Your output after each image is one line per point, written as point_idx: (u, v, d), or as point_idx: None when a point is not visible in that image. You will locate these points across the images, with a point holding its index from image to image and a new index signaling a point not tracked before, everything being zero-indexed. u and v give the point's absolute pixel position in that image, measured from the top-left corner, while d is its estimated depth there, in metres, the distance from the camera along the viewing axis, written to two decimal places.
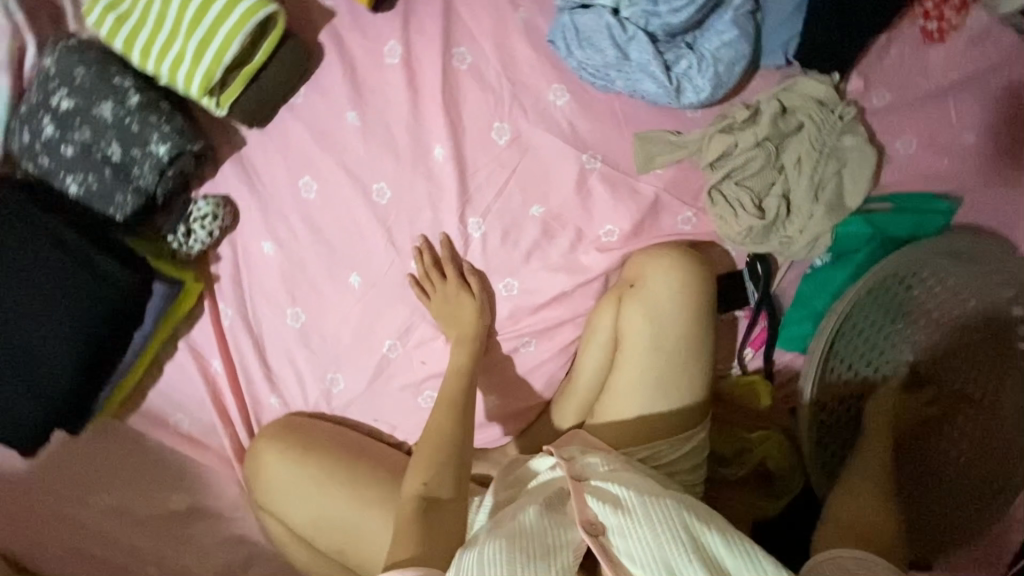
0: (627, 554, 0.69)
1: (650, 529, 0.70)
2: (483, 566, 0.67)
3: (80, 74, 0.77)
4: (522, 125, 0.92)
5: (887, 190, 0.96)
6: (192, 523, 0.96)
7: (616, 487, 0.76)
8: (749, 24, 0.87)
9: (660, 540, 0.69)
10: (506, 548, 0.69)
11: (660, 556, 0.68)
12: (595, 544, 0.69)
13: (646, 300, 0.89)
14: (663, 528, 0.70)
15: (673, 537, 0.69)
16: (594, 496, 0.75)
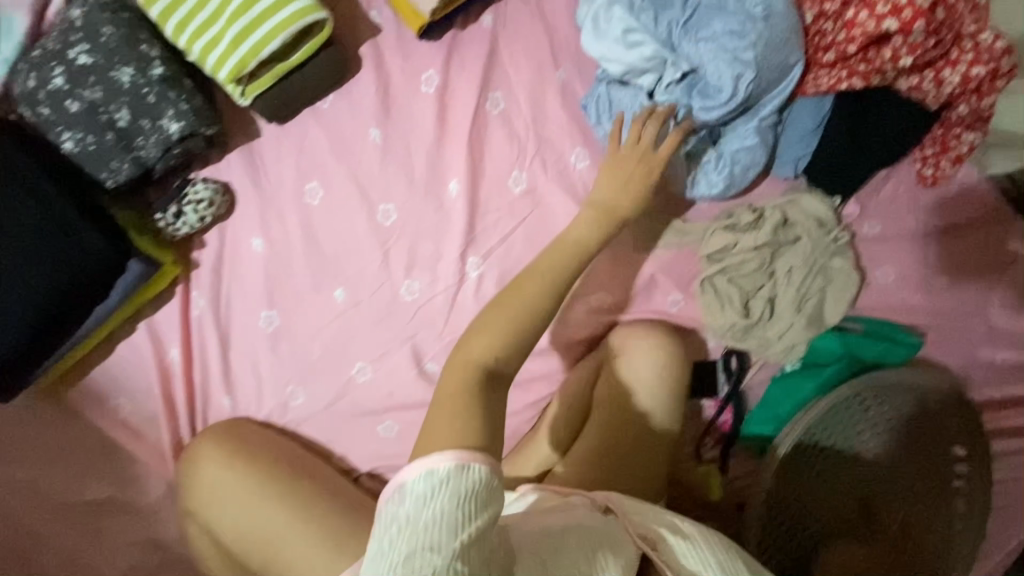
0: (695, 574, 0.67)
1: (711, 554, 0.70)
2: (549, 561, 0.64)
3: (106, 33, 0.73)
4: (541, 179, 0.94)
5: (859, 313, 1.01)
6: (108, 518, 0.88)
7: (668, 513, 0.75)
8: (770, 135, 0.91)
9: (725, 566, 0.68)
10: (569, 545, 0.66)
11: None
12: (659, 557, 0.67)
13: (623, 371, 0.93)
14: (728, 557, 0.70)
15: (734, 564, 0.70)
16: (648, 519, 0.73)
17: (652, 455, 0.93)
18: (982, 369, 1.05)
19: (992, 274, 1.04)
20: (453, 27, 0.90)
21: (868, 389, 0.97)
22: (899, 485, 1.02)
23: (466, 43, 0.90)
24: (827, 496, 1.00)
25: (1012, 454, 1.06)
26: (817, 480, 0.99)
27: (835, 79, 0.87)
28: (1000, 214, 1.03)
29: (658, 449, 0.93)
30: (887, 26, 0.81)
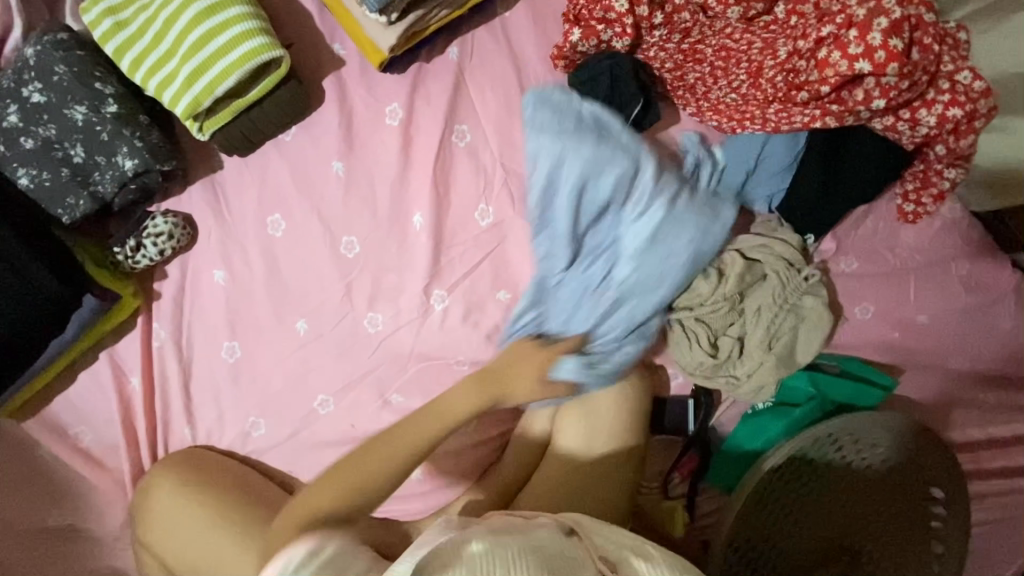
0: None
1: None
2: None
3: (59, 71, 0.73)
4: (506, 213, 0.92)
5: (835, 351, 0.98)
6: (66, 546, 0.89)
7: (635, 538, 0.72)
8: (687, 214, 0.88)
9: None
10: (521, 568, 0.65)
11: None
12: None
13: (585, 403, 0.93)
14: None
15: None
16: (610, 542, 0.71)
17: (610, 490, 0.92)
18: (962, 409, 1.02)
19: (974, 313, 1.01)
20: (419, 60, 0.89)
21: (841, 431, 0.94)
22: (870, 526, 0.99)
23: (432, 75, 0.89)
24: (796, 537, 0.97)
25: (990, 494, 1.04)
26: (786, 520, 0.97)
27: (810, 118, 0.84)
28: (984, 250, 1.01)
29: (616, 483, 0.93)
30: (860, 68, 0.78)
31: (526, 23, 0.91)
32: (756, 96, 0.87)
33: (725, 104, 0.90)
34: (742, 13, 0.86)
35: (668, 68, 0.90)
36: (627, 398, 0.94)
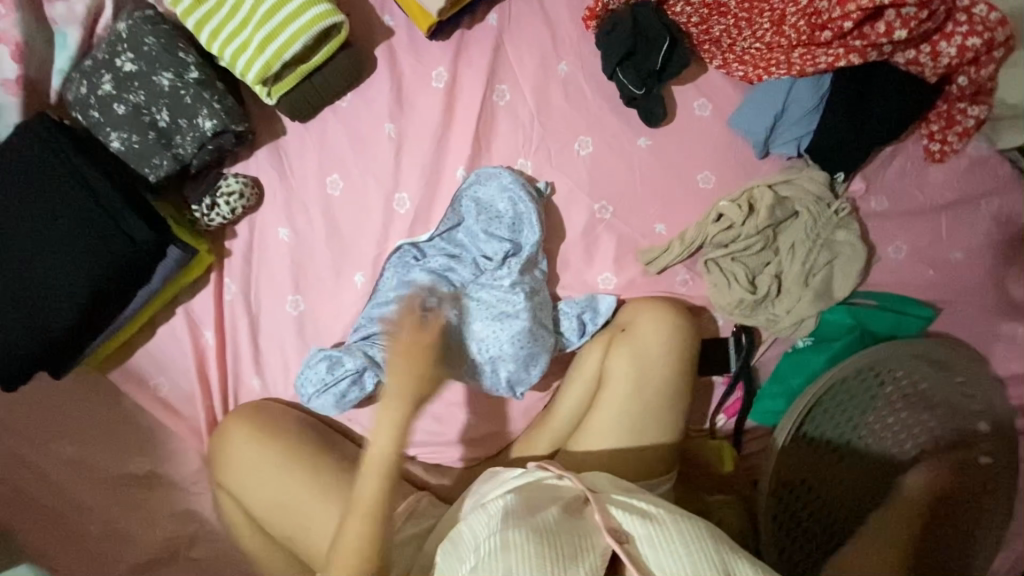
0: (655, 562, 0.78)
1: (678, 543, 0.80)
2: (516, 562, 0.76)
3: (148, 43, 0.82)
4: (545, 167, 0.98)
5: (872, 288, 1.01)
6: (147, 490, 0.96)
7: (640, 501, 0.85)
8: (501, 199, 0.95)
9: (690, 554, 0.78)
10: (536, 546, 0.78)
11: (692, 559, 0.77)
12: (622, 549, 0.78)
13: (633, 345, 0.93)
14: (693, 546, 0.79)
15: (703, 551, 0.78)
16: (620, 508, 0.84)
17: (660, 428, 0.94)
18: (1003, 344, 1.03)
19: (1008, 248, 1.03)
20: (461, 27, 0.96)
21: (881, 362, 0.97)
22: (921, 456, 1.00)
23: (473, 40, 0.96)
24: (845, 475, 0.98)
25: None
26: (832, 457, 0.98)
27: (834, 57, 0.89)
28: (1014, 187, 1.02)
29: (665, 422, 0.94)
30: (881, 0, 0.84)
31: None
32: (781, 41, 0.93)
33: (750, 53, 0.96)
34: None
35: (695, 22, 0.95)
36: (674, 337, 0.93)
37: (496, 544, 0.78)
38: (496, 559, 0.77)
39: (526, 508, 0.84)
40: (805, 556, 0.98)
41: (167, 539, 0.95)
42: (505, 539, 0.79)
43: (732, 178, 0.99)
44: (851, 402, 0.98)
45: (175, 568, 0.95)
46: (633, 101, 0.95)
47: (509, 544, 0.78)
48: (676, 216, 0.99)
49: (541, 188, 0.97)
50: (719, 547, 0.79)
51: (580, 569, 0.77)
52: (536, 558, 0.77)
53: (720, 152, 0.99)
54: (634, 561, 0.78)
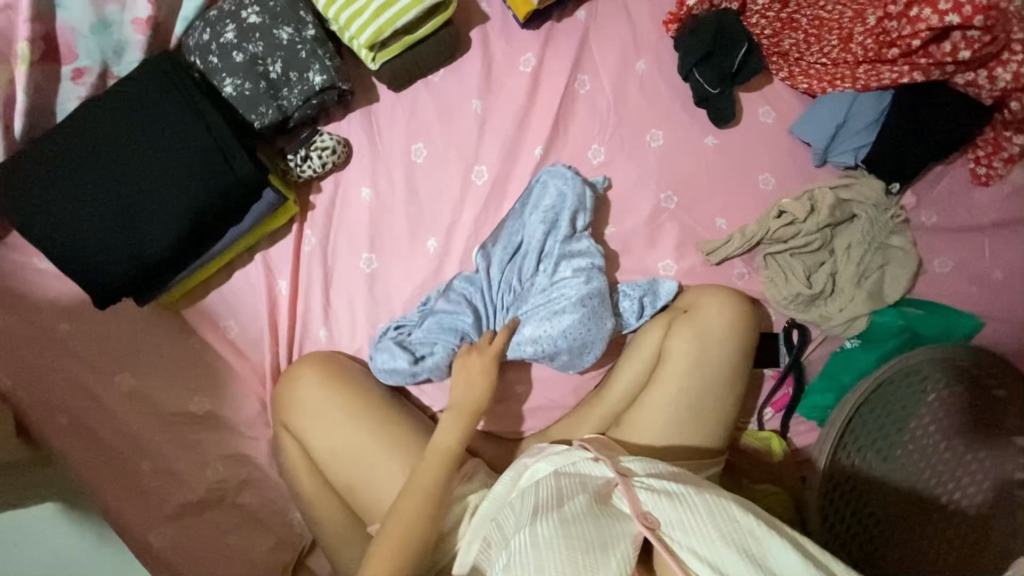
0: (686, 547, 0.76)
1: (707, 528, 0.77)
2: (544, 549, 0.76)
3: (274, 0, 0.89)
4: (617, 154, 1.04)
5: (919, 297, 1.05)
6: (202, 431, 0.97)
7: (670, 483, 0.83)
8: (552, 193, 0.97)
9: (724, 540, 0.75)
10: (563, 534, 0.77)
11: (724, 545, 0.75)
12: (652, 536, 0.77)
13: (696, 326, 0.97)
14: (723, 529, 0.76)
15: (737, 536, 0.75)
16: (648, 491, 0.82)
17: (715, 412, 0.96)
18: None
19: None
20: (550, 19, 1.03)
21: (928, 368, 1.00)
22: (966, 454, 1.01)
23: (561, 32, 1.03)
24: (891, 479, 1.00)
25: None
26: (878, 460, 1.00)
27: (898, 74, 0.96)
28: None
29: (720, 405, 0.96)
30: (950, 21, 0.90)
31: None
32: (846, 57, 1.00)
33: (816, 68, 1.03)
34: None
35: (768, 34, 1.03)
36: (733, 326, 0.96)
37: (525, 540, 0.78)
38: (526, 551, 0.77)
39: (554, 496, 0.83)
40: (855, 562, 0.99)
41: (218, 481, 0.97)
42: (534, 535, 0.78)
43: (793, 181, 1.04)
44: (897, 406, 1.00)
45: (221, 510, 0.97)
46: (706, 99, 1.02)
47: (537, 540, 0.77)
48: (737, 212, 1.04)
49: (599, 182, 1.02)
50: (755, 531, 0.76)
51: (613, 560, 0.76)
52: (566, 552, 0.76)
53: (782, 155, 1.05)
54: (664, 546, 0.76)
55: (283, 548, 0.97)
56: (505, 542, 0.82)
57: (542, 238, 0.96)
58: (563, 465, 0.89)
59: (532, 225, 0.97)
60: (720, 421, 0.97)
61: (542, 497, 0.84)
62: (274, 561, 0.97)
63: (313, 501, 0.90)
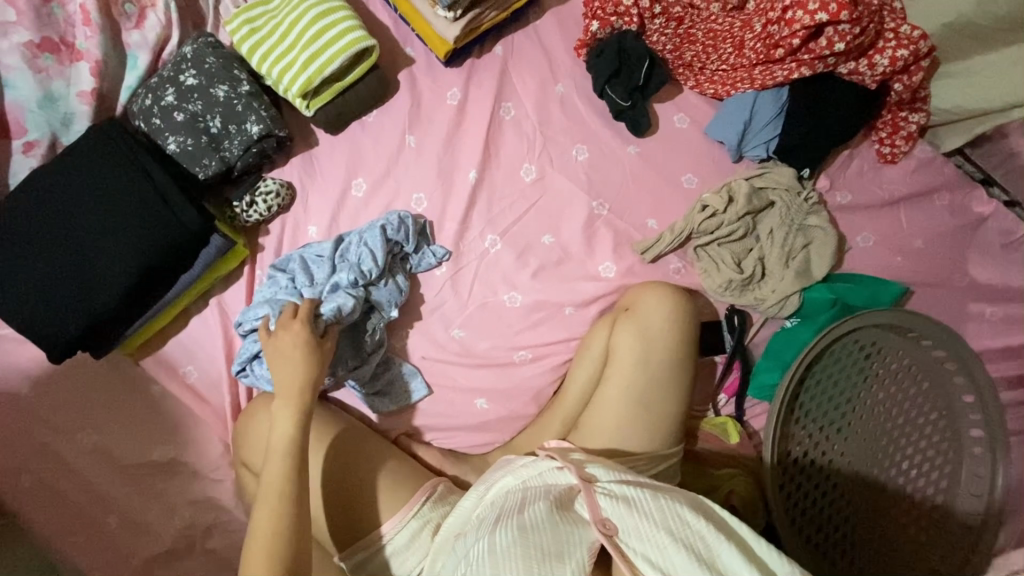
0: (640, 552, 0.78)
1: (662, 534, 0.79)
2: (504, 563, 0.77)
3: (209, 62, 0.96)
4: (547, 170, 1.11)
5: (847, 272, 1.11)
6: (168, 478, 0.98)
7: (630, 488, 0.84)
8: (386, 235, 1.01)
9: (677, 545, 0.78)
10: (522, 546, 0.79)
11: (675, 548, 0.77)
12: (609, 543, 0.79)
13: (638, 322, 1.00)
14: (676, 532, 0.79)
15: (689, 541, 0.78)
16: (608, 497, 0.83)
17: (668, 403, 0.99)
18: (973, 321, 1.13)
19: (963, 235, 1.15)
20: (471, 56, 1.13)
21: (862, 336, 1.04)
22: (914, 417, 1.03)
23: (481, 67, 1.12)
24: (845, 449, 1.02)
25: (1018, 404, 1.10)
26: (831, 432, 1.03)
27: (788, 71, 1.06)
28: (962, 182, 1.16)
29: (672, 395, 0.99)
30: (820, 19, 1.00)
31: (554, 27, 1.16)
32: (742, 61, 1.10)
33: (718, 75, 1.12)
34: (722, 7, 1.13)
35: (669, 49, 1.13)
36: (678, 318, 1.00)
37: (483, 549, 0.80)
38: (484, 564, 0.78)
39: (516, 507, 0.84)
40: (823, 534, 1.01)
41: (186, 528, 0.97)
42: (492, 544, 0.80)
43: (712, 178, 1.12)
44: (840, 376, 1.04)
45: (193, 558, 0.96)
46: (621, 112, 1.10)
47: (494, 550, 0.79)
48: (665, 211, 1.11)
49: (527, 200, 1.09)
50: (706, 536, 0.79)
51: (568, 566, 0.78)
52: (522, 562, 0.77)
53: (699, 156, 1.13)
54: (621, 554, 0.78)
55: None
56: (460, 553, 0.83)
57: (378, 254, 0.99)
58: (518, 480, 0.90)
59: (372, 240, 1.00)
60: (676, 412, 0.99)
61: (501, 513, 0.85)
62: None
63: None
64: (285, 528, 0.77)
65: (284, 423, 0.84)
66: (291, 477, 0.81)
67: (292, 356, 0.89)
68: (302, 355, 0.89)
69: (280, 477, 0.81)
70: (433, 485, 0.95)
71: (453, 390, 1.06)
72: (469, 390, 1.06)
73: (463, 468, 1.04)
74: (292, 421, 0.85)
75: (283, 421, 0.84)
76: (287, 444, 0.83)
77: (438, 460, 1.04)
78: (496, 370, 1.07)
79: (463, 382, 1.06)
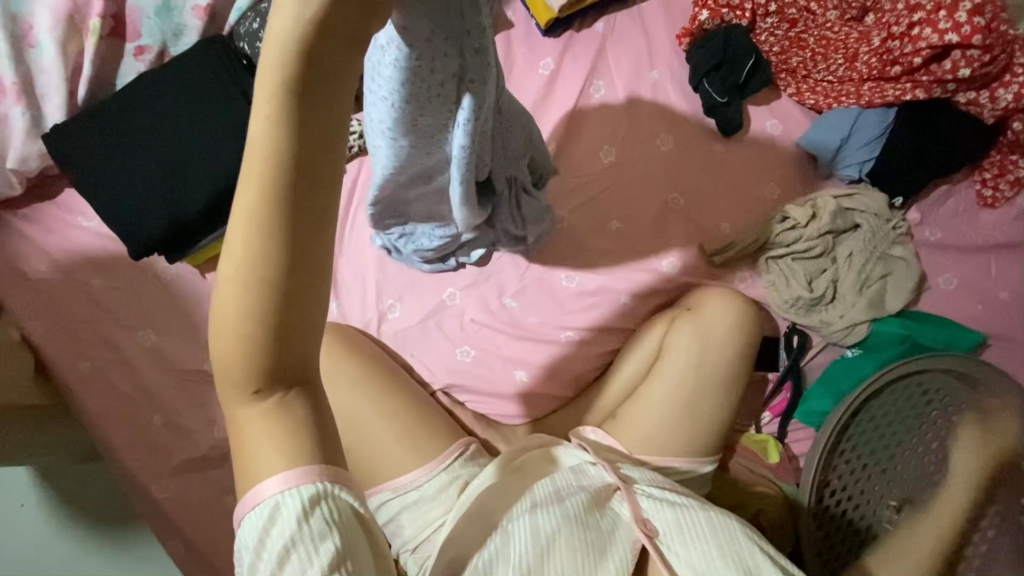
0: (682, 559, 0.78)
1: (707, 547, 0.78)
2: (550, 552, 0.76)
3: None
4: (628, 154, 1.08)
5: (923, 311, 1.05)
6: (213, 390, 1.01)
7: (673, 495, 0.84)
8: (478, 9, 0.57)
9: (724, 559, 0.77)
10: (567, 534, 0.78)
11: (721, 565, 0.76)
12: (651, 545, 0.79)
13: (698, 323, 0.98)
14: (725, 548, 0.78)
15: (737, 557, 0.77)
16: (649, 499, 0.84)
17: (713, 411, 0.96)
18: None
19: None
20: (570, 30, 1.12)
21: (927, 380, 0.99)
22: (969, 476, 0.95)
23: (579, 41, 1.11)
24: (887, 491, 0.97)
25: None
26: (875, 473, 0.98)
27: (901, 91, 1.01)
28: None
29: (721, 402, 0.96)
30: (950, 40, 0.97)
31: (659, 13, 1.14)
32: (852, 75, 1.06)
33: (822, 85, 1.08)
34: (839, 16, 1.10)
35: (775, 51, 1.10)
36: (739, 325, 0.97)
37: (526, 529, 0.78)
38: (526, 547, 0.76)
39: (554, 494, 0.83)
40: None
41: (223, 439, 0.99)
42: (534, 526, 0.78)
43: (795, 191, 1.08)
44: (896, 416, 0.99)
45: (224, 469, 0.99)
46: (715, 108, 1.07)
47: (538, 532, 0.77)
48: (741, 217, 1.07)
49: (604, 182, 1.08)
50: (755, 557, 0.77)
51: (612, 564, 0.78)
52: (567, 552, 0.76)
53: (787, 166, 1.09)
54: (662, 556, 0.78)
55: None
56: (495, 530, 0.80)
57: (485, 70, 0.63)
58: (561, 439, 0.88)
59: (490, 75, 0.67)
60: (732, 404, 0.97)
61: (536, 498, 0.82)
62: None
63: None
64: (273, 297, 0.42)
65: (266, 135, 0.39)
66: (281, 234, 0.40)
67: (279, 46, 0.37)
68: (303, 31, 0.37)
69: (249, 229, 0.40)
70: (466, 442, 0.95)
71: (496, 357, 1.06)
72: (511, 359, 1.06)
73: (493, 436, 1.03)
74: (280, 141, 0.39)
75: (260, 127, 0.39)
76: (267, 155, 0.39)
77: (470, 422, 1.03)
78: (542, 346, 1.06)
79: (507, 352, 1.06)
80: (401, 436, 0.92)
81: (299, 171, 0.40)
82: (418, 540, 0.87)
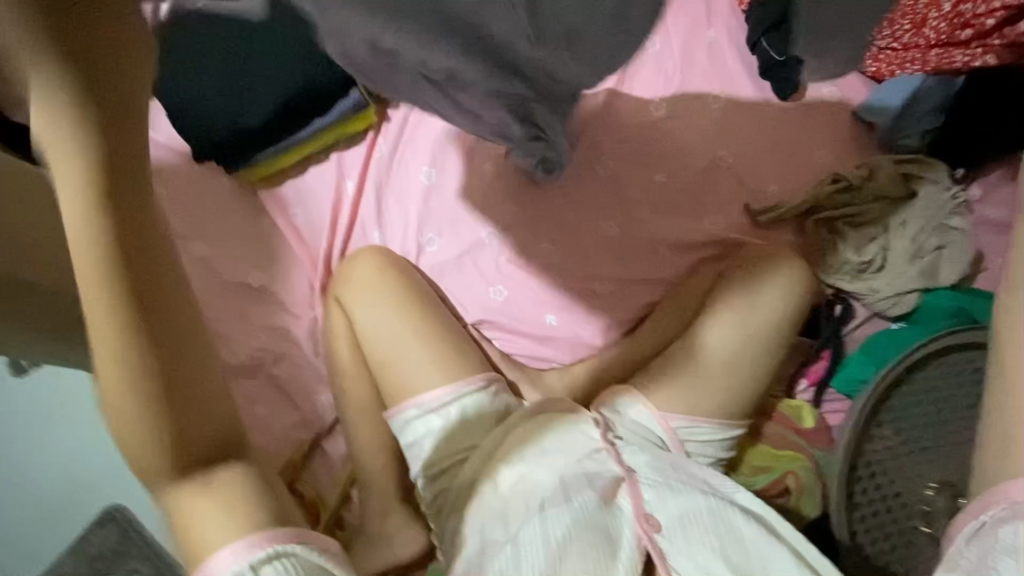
0: (688, 559, 0.76)
1: (715, 547, 0.76)
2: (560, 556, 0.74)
3: None
4: (677, 109, 1.08)
5: (980, 288, 1.01)
6: (254, 303, 1.04)
7: (681, 486, 0.82)
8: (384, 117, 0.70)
9: (732, 559, 0.75)
10: (577, 536, 0.76)
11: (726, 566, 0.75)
12: (656, 551, 0.76)
13: (746, 279, 0.95)
14: (732, 542, 0.77)
15: (741, 551, 0.76)
16: (654, 492, 0.82)
17: (751, 370, 0.93)
18: None
19: None
20: None
21: (981, 357, 0.93)
22: None
23: None
24: (929, 472, 0.90)
25: None
26: (916, 450, 0.91)
27: (970, 57, 0.98)
28: None
29: (758, 359, 0.93)
30: None
31: None
32: (918, 41, 1.03)
33: (884, 53, 1.07)
34: None
35: None
36: (789, 286, 0.95)
37: (535, 533, 0.76)
38: (536, 548, 0.75)
39: (560, 493, 0.80)
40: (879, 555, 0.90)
41: (258, 350, 1.03)
42: (544, 530, 0.76)
43: (850, 157, 1.06)
44: (944, 391, 0.93)
45: (256, 379, 1.02)
46: (771, 67, 1.06)
47: (548, 537, 0.76)
48: (791, 180, 1.05)
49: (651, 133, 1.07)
50: (760, 546, 0.76)
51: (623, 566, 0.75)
52: (577, 554, 0.74)
53: (841, 133, 1.07)
54: (665, 560, 0.76)
55: (305, 427, 1.02)
56: (504, 534, 0.78)
57: None
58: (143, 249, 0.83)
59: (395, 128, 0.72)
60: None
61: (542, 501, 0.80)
62: (293, 438, 1.01)
63: (343, 377, 0.96)
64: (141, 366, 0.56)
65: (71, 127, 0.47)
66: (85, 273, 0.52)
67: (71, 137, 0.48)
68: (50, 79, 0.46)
69: (83, 198, 0.50)
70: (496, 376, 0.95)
71: (529, 300, 1.04)
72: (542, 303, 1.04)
73: (519, 375, 1.02)
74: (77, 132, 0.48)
75: (76, 180, 0.49)
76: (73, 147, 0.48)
77: (497, 358, 1.02)
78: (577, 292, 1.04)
79: (541, 294, 1.04)
80: (431, 359, 0.93)
81: (109, 128, 0.49)
82: (442, 463, 0.89)
